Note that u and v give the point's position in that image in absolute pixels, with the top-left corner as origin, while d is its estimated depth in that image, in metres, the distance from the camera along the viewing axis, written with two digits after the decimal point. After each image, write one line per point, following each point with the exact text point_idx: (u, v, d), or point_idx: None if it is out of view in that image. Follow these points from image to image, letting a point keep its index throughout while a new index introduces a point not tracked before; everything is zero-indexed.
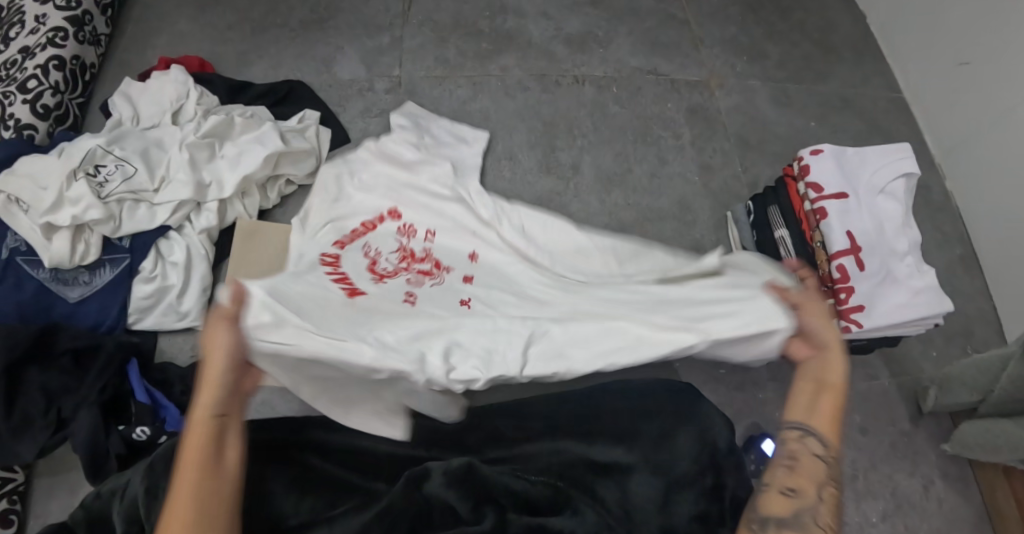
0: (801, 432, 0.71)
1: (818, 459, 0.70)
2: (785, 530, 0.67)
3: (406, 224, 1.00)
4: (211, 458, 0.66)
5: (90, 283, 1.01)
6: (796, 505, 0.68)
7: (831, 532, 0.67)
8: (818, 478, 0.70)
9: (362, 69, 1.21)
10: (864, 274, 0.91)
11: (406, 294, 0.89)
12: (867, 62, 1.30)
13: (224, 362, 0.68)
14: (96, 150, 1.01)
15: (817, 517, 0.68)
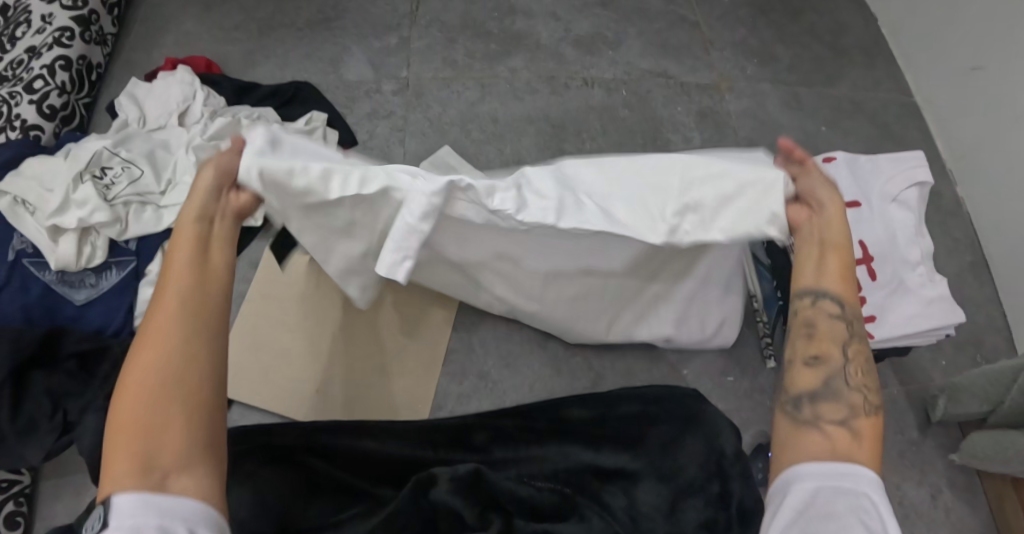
0: (812, 296, 0.63)
1: (844, 323, 0.62)
2: (815, 403, 0.59)
3: None
4: (197, 278, 0.57)
5: (96, 286, 1.00)
6: (826, 374, 0.60)
7: (870, 404, 0.59)
8: (848, 347, 0.61)
9: (370, 70, 1.20)
10: (876, 284, 0.90)
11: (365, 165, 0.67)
12: (879, 65, 1.28)
13: (214, 181, 0.62)
14: (103, 152, 1.01)
15: (849, 381, 0.60)
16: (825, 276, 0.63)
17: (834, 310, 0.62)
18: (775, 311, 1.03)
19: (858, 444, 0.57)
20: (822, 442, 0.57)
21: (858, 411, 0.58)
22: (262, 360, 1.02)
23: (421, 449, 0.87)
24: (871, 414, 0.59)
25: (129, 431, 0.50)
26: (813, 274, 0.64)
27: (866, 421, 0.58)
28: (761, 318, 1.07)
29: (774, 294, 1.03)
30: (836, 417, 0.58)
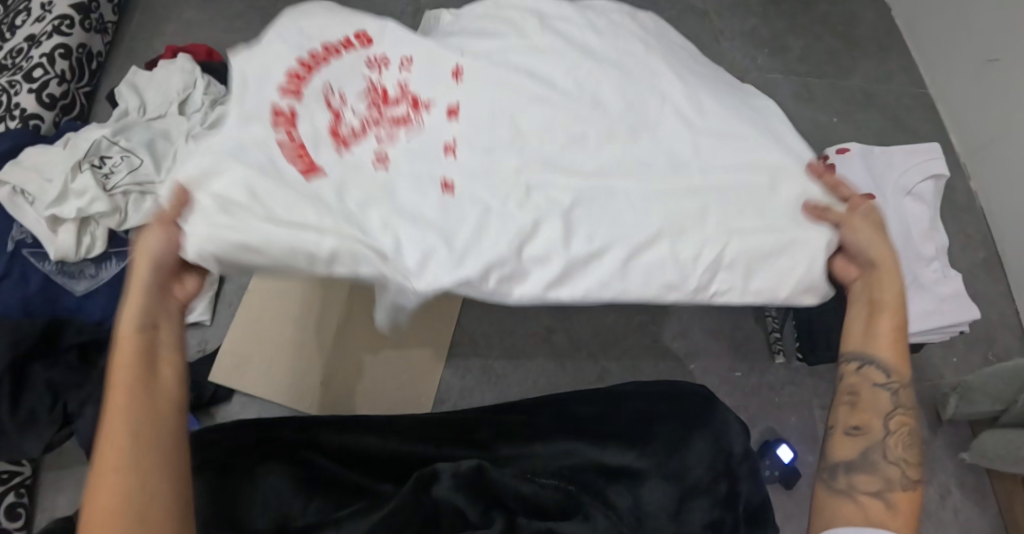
0: (878, 374, 0.68)
1: (896, 397, 0.67)
2: (854, 475, 0.67)
3: (375, 55, 0.75)
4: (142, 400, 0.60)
5: (96, 276, 1.00)
6: (868, 448, 0.67)
7: (906, 478, 0.66)
8: (890, 420, 0.68)
9: None
10: None
11: (377, 156, 0.69)
12: (892, 57, 1.26)
13: (151, 272, 0.64)
14: (101, 141, 0.99)
15: (885, 453, 0.67)
16: (885, 341, 0.68)
17: (890, 385, 0.67)
18: None
19: (894, 518, 0.65)
20: (864, 515, 0.65)
21: (893, 486, 0.66)
22: (265, 355, 1.00)
23: (427, 446, 0.85)
24: (909, 485, 0.66)
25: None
26: (875, 344, 0.68)
27: (901, 493, 0.66)
28: (770, 312, 1.07)
29: None
30: (871, 488, 0.66)
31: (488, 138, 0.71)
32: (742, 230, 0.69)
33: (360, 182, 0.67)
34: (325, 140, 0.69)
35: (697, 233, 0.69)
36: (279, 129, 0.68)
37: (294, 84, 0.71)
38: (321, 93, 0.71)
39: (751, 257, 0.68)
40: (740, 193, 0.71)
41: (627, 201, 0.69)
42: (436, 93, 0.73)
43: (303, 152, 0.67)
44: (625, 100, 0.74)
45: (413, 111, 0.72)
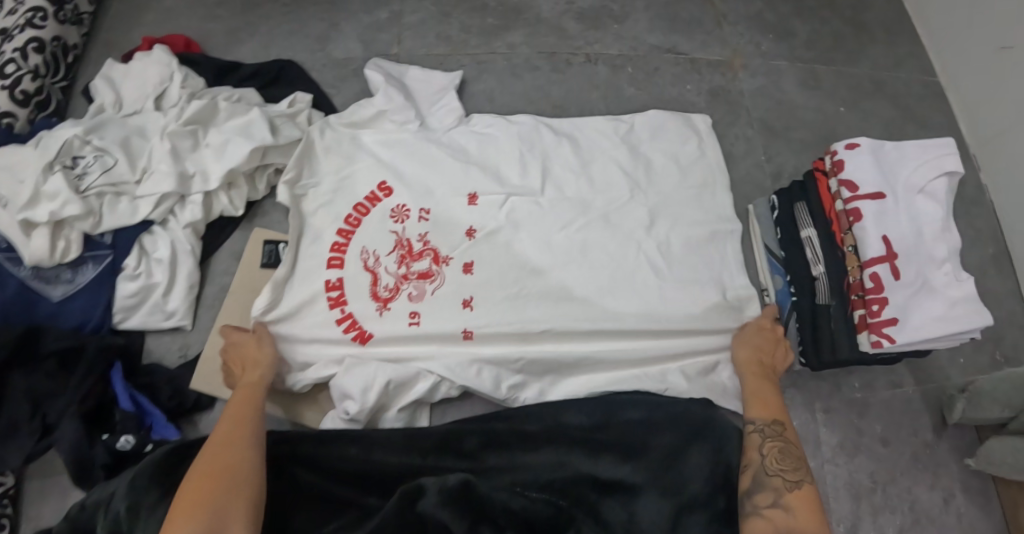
0: (752, 426, 0.86)
1: (774, 435, 0.84)
2: (754, 495, 0.79)
3: (398, 206, 0.99)
4: (253, 417, 0.82)
5: (73, 281, 0.96)
6: (756, 475, 0.80)
7: (790, 483, 0.79)
8: (766, 449, 0.82)
9: (359, 47, 1.12)
10: (899, 283, 0.83)
11: (411, 314, 0.94)
12: (903, 42, 1.19)
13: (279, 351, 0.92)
14: (73, 141, 0.95)
15: (767, 470, 0.80)
16: (761, 408, 0.87)
17: (767, 430, 0.84)
18: (788, 307, 0.96)
19: (795, 516, 0.75)
20: (772, 523, 0.76)
21: (783, 491, 0.78)
22: None
23: (412, 456, 0.83)
24: (795, 488, 0.78)
25: (200, 504, 0.71)
26: (750, 408, 0.88)
27: (792, 495, 0.77)
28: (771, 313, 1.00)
29: (788, 289, 0.95)
30: (767, 502, 0.78)
31: (498, 266, 0.96)
32: (684, 361, 0.94)
33: (398, 339, 0.92)
34: (369, 301, 0.94)
35: (657, 368, 0.93)
36: (333, 309, 0.94)
37: (337, 257, 0.96)
38: (360, 258, 0.96)
39: (693, 372, 0.93)
40: (696, 338, 0.95)
41: (608, 344, 0.93)
42: (454, 249, 0.97)
43: (356, 324, 0.93)
44: (608, 254, 0.97)
45: (435, 264, 0.96)
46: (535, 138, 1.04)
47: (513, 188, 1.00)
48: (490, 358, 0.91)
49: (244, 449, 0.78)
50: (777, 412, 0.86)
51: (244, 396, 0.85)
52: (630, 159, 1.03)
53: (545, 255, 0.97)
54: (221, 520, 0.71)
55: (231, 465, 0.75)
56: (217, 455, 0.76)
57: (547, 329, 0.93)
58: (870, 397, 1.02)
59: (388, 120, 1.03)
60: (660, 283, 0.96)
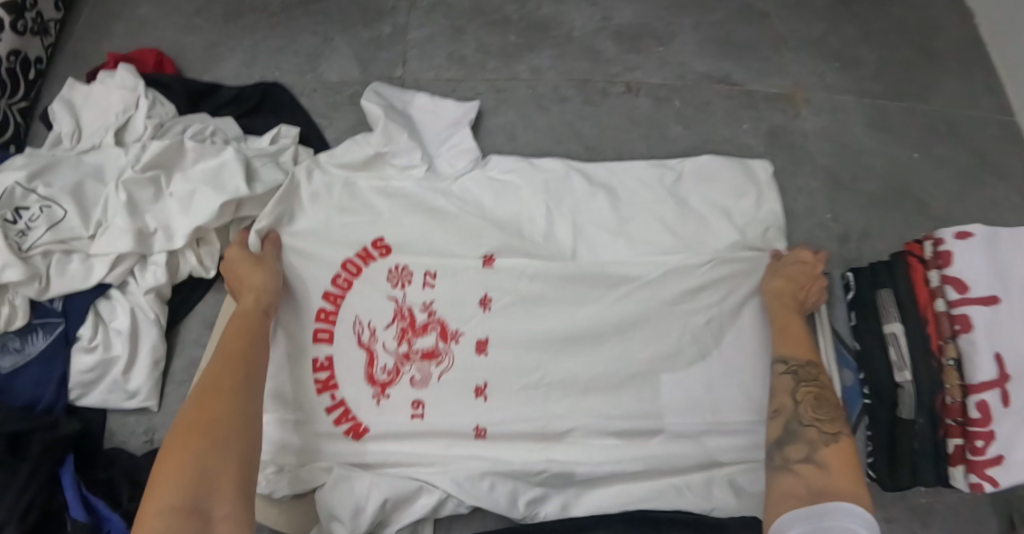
0: (783, 366, 0.75)
1: (807, 378, 0.73)
2: (784, 448, 0.68)
3: (398, 266, 0.84)
4: (252, 357, 0.71)
5: (21, 351, 0.83)
6: (788, 424, 0.70)
7: (826, 434, 0.68)
8: (800, 395, 0.72)
9: (356, 68, 0.95)
10: (1009, 412, 0.69)
11: (413, 404, 0.80)
12: (975, 75, 0.98)
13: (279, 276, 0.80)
14: (14, 189, 0.80)
15: (801, 420, 0.70)
16: (792, 347, 0.76)
17: (800, 373, 0.74)
18: (857, 408, 0.82)
19: (831, 472, 0.65)
20: (804, 481, 0.65)
21: (817, 444, 0.67)
22: None
23: None
24: (832, 440, 0.67)
25: (185, 451, 0.61)
26: (780, 344, 0.77)
27: (829, 450, 0.67)
28: None
29: (860, 387, 0.81)
30: (799, 456, 0.67)
31: (515, 350, 0.81)
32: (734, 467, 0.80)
33: (398, 434, 0.79)
34: (364, 386, 0.80)
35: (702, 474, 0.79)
36: (322, 394, 0.80)
37: (326, 329, 0.82)
38: (352, 331, 0.82)
39: (744, 482, 0.79)
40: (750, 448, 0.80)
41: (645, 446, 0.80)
42: (465, 322, 0.82)
43: (349, 414, 0.80)
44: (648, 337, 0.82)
45: (442, 340, 0.82)
46: (564, 190, 0.87)
47: (537, 251, 0.85)
48: (506, 470, 0.77)
49: (236, 398, 0.67)
50: (809, 351, 0.75)
51: (236, 333, 0.73)
52: (677, 217, 0.86)
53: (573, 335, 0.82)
54: (209, 468, 0.61)
55: (224, 413, 0.65)
56: (203, 405, 0.65)
57: (574, 422, 0.79)
58: (935, 502, 0.89)
59: (390, 164, 0.87)
60: (718, 369, 0.82)
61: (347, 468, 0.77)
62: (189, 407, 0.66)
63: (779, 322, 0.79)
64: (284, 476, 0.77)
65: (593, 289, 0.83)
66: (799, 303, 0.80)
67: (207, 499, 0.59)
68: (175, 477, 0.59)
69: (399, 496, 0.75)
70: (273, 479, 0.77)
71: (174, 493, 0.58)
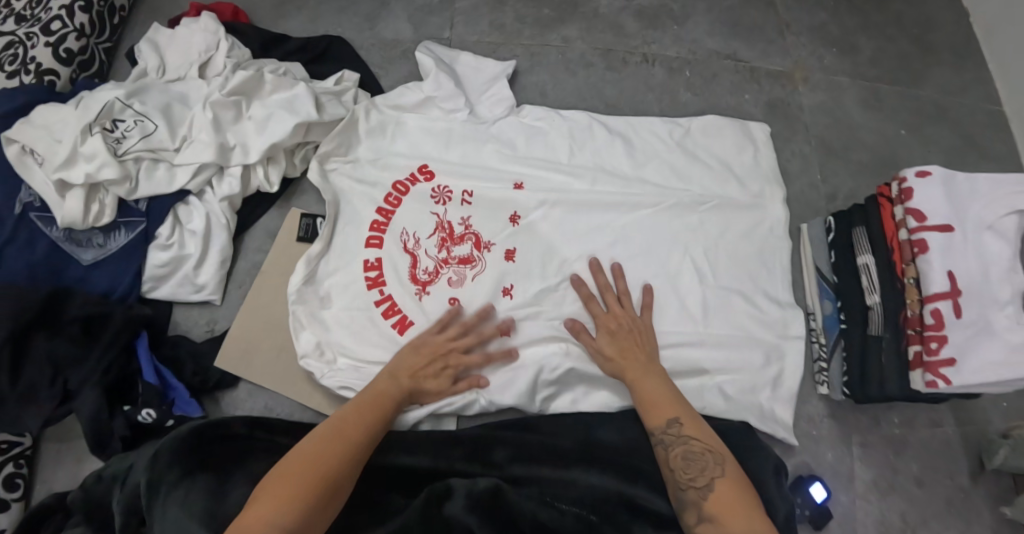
0: (655, 438, 0.79)
1: (677, 441, 0.77)
2: (681, 519, 0.73)
3: (440, 186, 0.96)
4: (376, 422, 0.78)
5: (104, 246, 0.94)
6: (673, 493, 0.75)
7: (703, 489, 0.73)
8: (673, 461, 0.76)
9: (409, 29, 1.09)
10: (960, 322, 0.80)
11: (450, 300, 0.92)
12: (968, 66, 1.12)
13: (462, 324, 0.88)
14: (114, 103, 0.93)
15: (682, 485, 0.74)
16: (653, 413, 0.80)
17: (668, 438, 0.78)
18: (833, 334, 0.94)
19: (721, 524, 0.69)
20: None
21: (702, 503, 0.72)
22: (274, 345, 0.93)
23: (437, 460, 0.81)
24: (711, 493, 0.72)
25: (289, 490, 0.68)
26: (644, 414, 0.81)
27: (712, 501, 0.72)
28: (816, 338, 0.97)
29: (837, 316, 0.93)
30: (693, 519, 0.72)
31: (537, 273, 0.93)
32: (723, 375, 0.93)
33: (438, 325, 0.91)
34: (408, 284, 0.92)
35: (696, 381, 0.92)
36: (371, 290, 0.92)
37: (376, 236, 0.94)
38: (399, 240, 0.94)
39: (732, 392, 0.92)
40: (738, 361, 0.93)
41: None
42: (497, 235, 0.95)
43: (396, 308, 0.91)
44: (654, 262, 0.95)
45: (476, 249, 0.94)
46: (587, 137, 1.00)
47: (561, 187, 0.97)
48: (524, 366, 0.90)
49: (350, 464, 0.73)
50: (668, 410, 0.79)
51: (366, 401, 0.80)
52: (685, 162, 1.00)
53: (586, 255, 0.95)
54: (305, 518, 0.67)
55: (334, 466, 0.71)
56: (320, 450, 0.72)
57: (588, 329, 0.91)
58: (909, 434, 0.98)
59: (437, 106, 1.00)
60: (718, 294, 0.95)
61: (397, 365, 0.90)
62: (306, 442, 0.73)
63: (635, 385, 0.83)
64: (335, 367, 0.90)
65: (608, 211, 0.97)
66: (647, 359, 0.84)
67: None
68: (273, 512, 0.66)
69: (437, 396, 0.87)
70: (324, 367, 0.89)
71: (274, 532, 0.64)
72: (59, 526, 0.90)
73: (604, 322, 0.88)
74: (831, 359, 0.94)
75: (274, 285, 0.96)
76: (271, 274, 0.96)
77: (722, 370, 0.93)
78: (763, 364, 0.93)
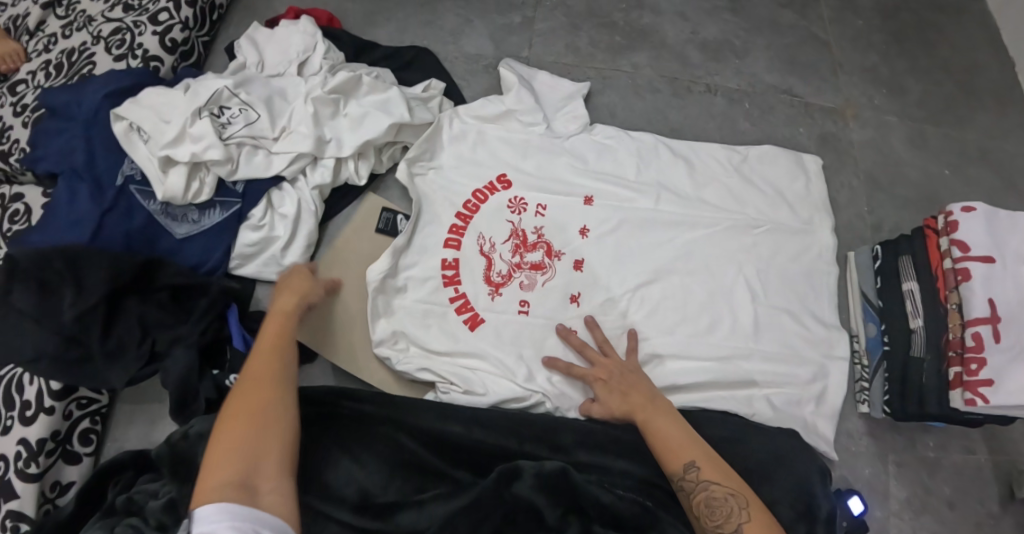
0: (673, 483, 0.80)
1: (697, 487, 0.78)
2: None
3: (516, 198, 1.03)
4: (285, 360, 0.82)
5: (198, 223, 1.01)
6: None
7: None
8: (695, 508, 0.77)
9: (490, 45, 1.17)
10: (999, 346, 0.85)
11: (520, 303, 0.98)
12: (1012, 114, 1.19)
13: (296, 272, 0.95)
14: (222, 92, 1.01)
15: (708, 531, 0.76)
16: (665, 461, 0.80)
17: (687, 485, 0.78)
18: (877, 356, 0.98)
19: None
20: None
21: None
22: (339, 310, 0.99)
23: (509, 440, 0.87)
24: None
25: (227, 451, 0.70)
26: (658, 459, 0.81)
27: None
28: (859, 360, 1.02)
29: (880, 337, 0.98)
30: None
31: (602, 282, 1.00)
32: (770, 389, 0.98)
33: (509, 325, 0.97)
34: (482, 285, 0.99)
35: (744, 393, 0.98)
36: (447, 287, 0.98)
37: (455, 238, 1.00)
38: (476, 243, 1.00)
39: (779, 403, 0.97)
40: (788, 375, 0.98)
41: (701, 368, 0.97)
42: (567, 246, 1.01)
43: (469, 306, 0.98)
44: (711, 280, 1.01)
45: (547, 257, 1.01)
46: (653, 157, 1.07)
47: (627, 202, 1.04)
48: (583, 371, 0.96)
49: (276, 404, 0.76)
50: (678, 457, 0.80)
51: (270, 345, 0.83)
52: (742, 187, 1.07)
53: (648, 265, 1.01)
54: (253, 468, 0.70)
55: (263, 413, 0.75)
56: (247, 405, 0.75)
57: (648, 339, 0.98)
58: (943, 458, 1.02)
59: (517, 119, 1.07)
60: (768, 311, 1.01)
61: (466, 358, 0.96)
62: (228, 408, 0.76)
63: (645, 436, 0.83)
64: (407, 357, 0.96)
65: (669, 229, 1.03)
66: (650, 401, 0.86)
67: (254, 487, 0.69)
68: (225, 470, 0.69)
69: (508, 396, 0.93)
70: (399, 357, 0.96)
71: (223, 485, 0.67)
72: (131, 482, 0.92)
73: (598, 376, 0.91)
74: (873, 379, 0.98)
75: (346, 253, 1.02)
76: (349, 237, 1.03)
77: (771, 384, 0.98)
78: (809, 379, 0.98)
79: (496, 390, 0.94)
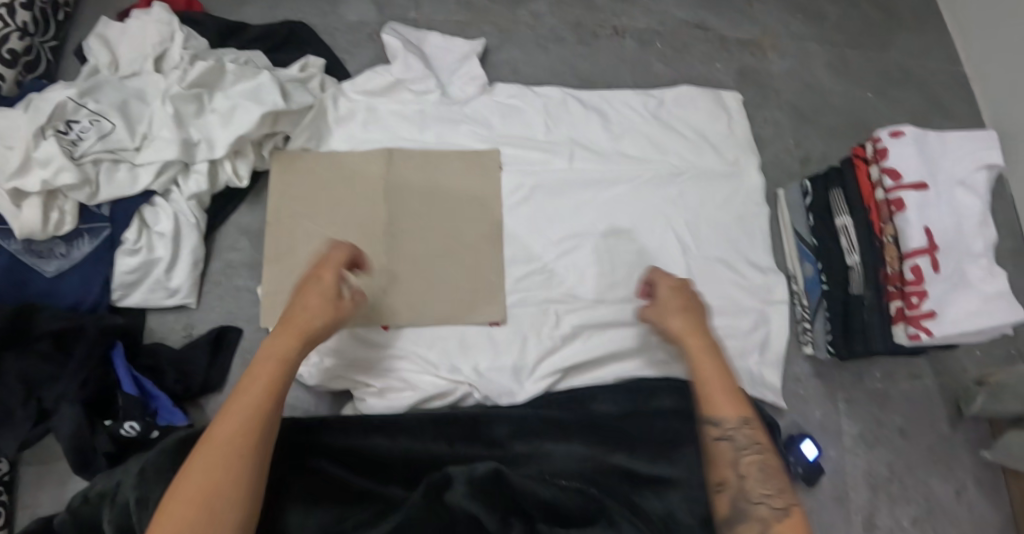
0: (719, 430, 0.73)
1: (749, 445, 0.72)
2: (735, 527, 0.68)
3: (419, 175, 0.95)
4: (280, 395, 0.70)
5: (68, 256, 0.90)
6: (735, 501, 0.69)
7: (777, 510, 0.67)
8: (745, 467, 0.70)
9: (374, 11, 1.06)
10: (939, 276, 0.82)
11: None
12: (929, 29, 1.15)
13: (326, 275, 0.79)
14: (67, 104, 0.88)
15: (749, 497, 0.69)
16: (721, 406, 0.74)
17: (738, 437, 0.72)
18: (816, 295, 0.95)
19: None
20: None
21: (769, 523, 0.67)
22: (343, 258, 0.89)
23: (439, 442, 0.79)
24: (782, 516, 0.67)
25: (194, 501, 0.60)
26: (704, 404, 0.74)
27: (782, 524, 0.66)
28: (799, 301, 0.99)
29: (817, 276, 0.95)
30: None
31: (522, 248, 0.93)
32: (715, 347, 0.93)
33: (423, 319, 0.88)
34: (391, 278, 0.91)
35: None
36: None
37: None
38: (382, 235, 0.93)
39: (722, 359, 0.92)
40: (729, 329, 0.93)
41: (635, 332, 0.91)
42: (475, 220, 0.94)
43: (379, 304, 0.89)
44: (635, 236, 0.95)
45: None
46: (561, 112, 0.99)
47: (539, 165, 0.96)
48: (506, 358, 0.88)
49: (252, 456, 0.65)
50: (741, 407, 0.73)
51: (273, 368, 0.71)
52: (661, 133, 1.00)
53: (562, 228, 0.94)
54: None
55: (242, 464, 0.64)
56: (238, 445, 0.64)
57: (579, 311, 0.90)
58: (890, 387, 1.01)
59: (406, 89, 0.97)
60: (704, 263, 0.95)
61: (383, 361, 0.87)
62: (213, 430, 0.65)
63: (699, 370, 0.76)
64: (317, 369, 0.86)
65: (584, 188, 0.96)
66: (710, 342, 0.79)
67: None
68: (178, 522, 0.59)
69: (431, 394, 0.85)
70: (311, 369, 0.86)
71: None
72: None
73: (669, 309, 0.82)
74: (815, 319, 0.96)
75: (300, 215, 0.91)
76: (293, 203, 0.92)
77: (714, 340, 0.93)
78: (750, 329, 0.94)
79: (418, 391, 0.85)
